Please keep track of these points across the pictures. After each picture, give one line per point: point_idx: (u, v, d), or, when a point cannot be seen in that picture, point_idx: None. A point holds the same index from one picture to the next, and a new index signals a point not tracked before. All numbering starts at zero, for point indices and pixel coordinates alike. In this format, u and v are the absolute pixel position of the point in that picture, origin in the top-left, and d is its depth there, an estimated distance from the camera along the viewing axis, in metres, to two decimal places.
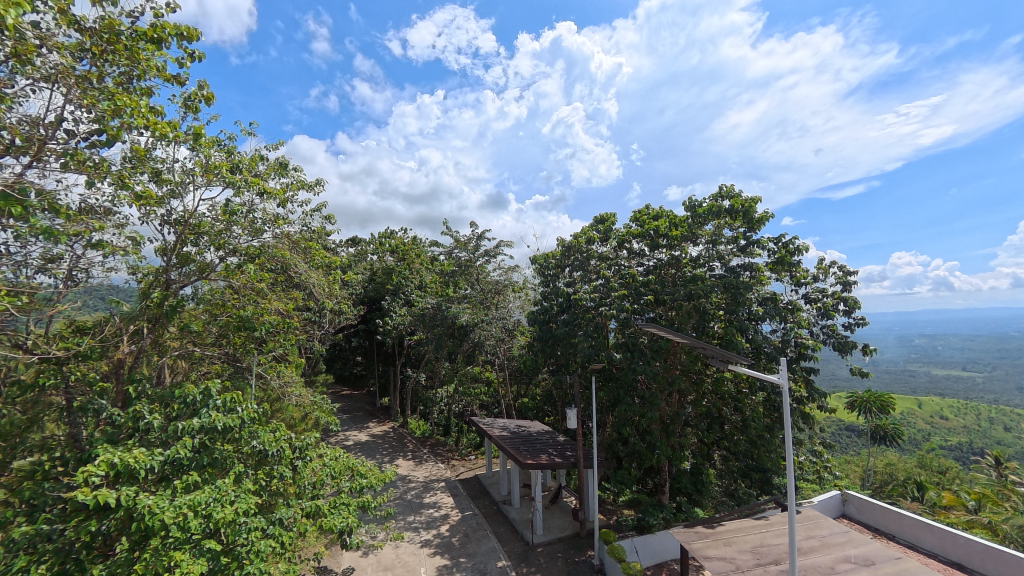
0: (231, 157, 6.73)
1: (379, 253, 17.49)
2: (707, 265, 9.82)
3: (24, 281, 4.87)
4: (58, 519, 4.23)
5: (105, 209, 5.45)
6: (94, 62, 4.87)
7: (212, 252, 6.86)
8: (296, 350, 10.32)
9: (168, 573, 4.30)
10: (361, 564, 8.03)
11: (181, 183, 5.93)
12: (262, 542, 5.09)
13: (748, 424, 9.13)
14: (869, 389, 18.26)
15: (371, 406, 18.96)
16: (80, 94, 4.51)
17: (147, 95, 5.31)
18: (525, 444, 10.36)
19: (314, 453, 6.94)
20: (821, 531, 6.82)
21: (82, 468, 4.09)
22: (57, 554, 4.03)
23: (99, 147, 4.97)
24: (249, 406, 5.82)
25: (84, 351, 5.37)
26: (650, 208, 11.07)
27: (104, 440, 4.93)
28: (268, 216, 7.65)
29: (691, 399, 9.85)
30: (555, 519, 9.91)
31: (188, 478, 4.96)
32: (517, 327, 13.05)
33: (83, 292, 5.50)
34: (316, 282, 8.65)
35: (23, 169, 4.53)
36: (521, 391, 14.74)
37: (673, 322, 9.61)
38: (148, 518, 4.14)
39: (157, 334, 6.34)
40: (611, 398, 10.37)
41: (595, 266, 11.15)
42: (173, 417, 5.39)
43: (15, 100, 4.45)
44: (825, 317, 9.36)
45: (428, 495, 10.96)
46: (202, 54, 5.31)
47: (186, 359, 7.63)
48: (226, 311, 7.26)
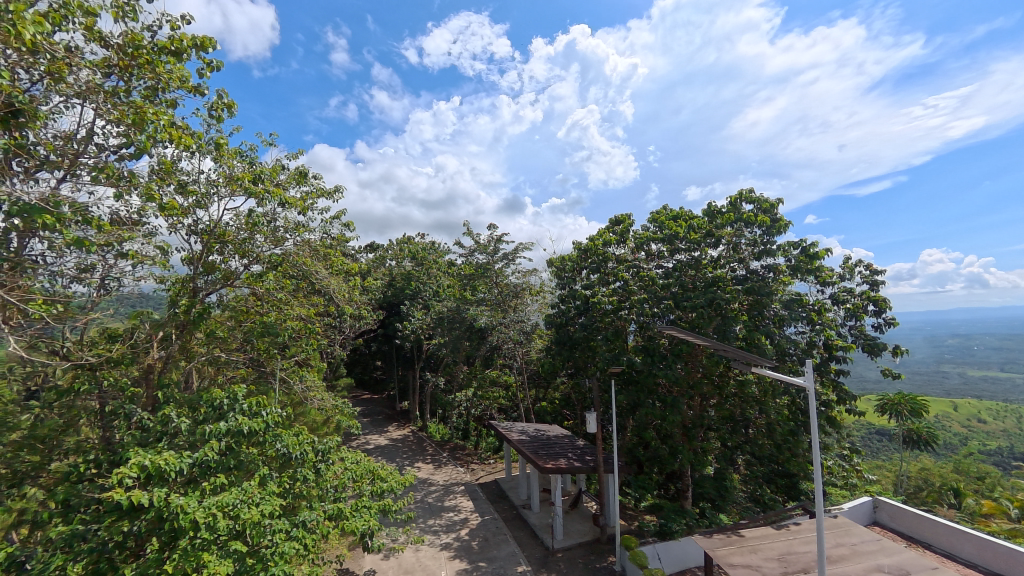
0: (253, 167, 6.99)
1: (397, 259, 17.68)
2: (728, 266, 9.62)
3: (60, 290, 5.11)
4: (92, 520, 4.55)
5: (134, 220, 5.75)
6: (121, 77, 5.14)
7: (236, 260, 7.22)
8: (317, 355, 10.51)
9: (195, 573, 4.45)
10: (383, 567, 8.16)
11: (206, 193, 6.29)
12: (286, 544, 5.17)
13: (773, 428, 8.87)
14: (900, 392, 17.39)
15: (391, 411, 19.16)
16: (110, 110, 4.80)
17: (172, 107, 5.61)
18: (544, 448, 10.33)
19: (335, 457, 7.02)
20: (851, 539, 6.58)
21: (115, 471, 4.29)
22: (91, 553, 4.34)
23: (127, 160, 5.19)
24: (274, 410, 6.02)
25: (117, 357, 5.79)
26: (668, 209, 10.98)
27: (135, 444, 5.24)
28: (290, 224, 7.87)
29: (713, 403, 9.65)
30: (574, 524, 9.84)
31: (214, 479, 5.15)
32: (535, 330, 13.02)
33: (115, 300, 5.77)
34: (336, 288, 8.84)
35: (57, 183, 4.81)
36: (539, 394, 14.70)
37: (694, 324, 9.47)
38: (179, 518, 4.34)
39: (184, 340, 6.79)
40: (632, 402, 10.29)
41: (613, 268, 11.09)
42: (201, 421, 5.65)
43: (49, 116, 4.72)
44: (853, 318, 9.07)
45: (448, 499, 11.01)
46: (219, 63, 5.51)
47: (213, 365, 7.95)
48: (250, 317, 7.66)
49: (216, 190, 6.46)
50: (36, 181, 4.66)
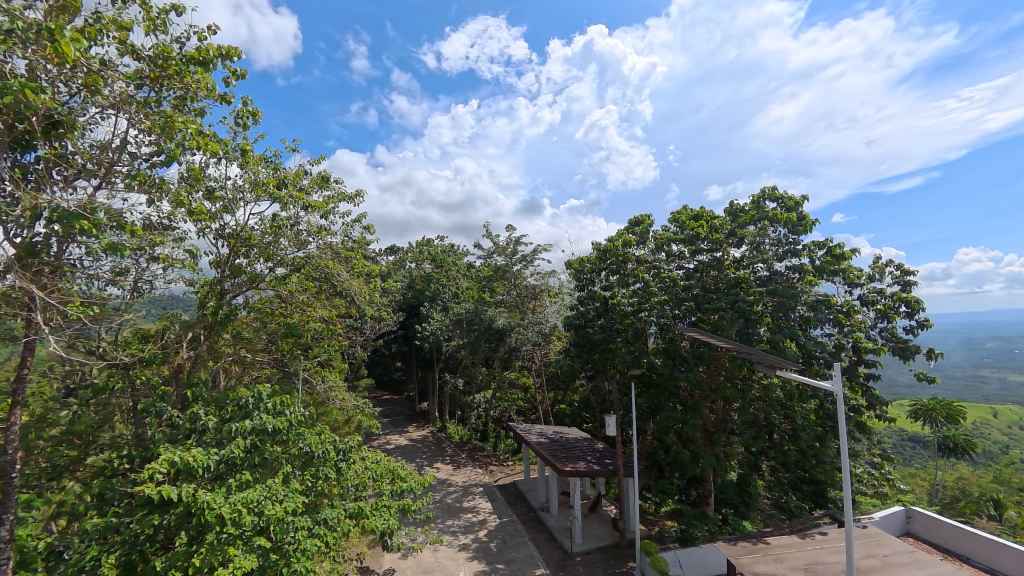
0: (277, 173, 7.19)
1: (417, 261, 17.91)
2: (751, 266, 9.40)
3: (97, 294, 5.28)
4: (125, 513, 4.76)
5: (165, 225, 5.98)
6: (152, 87, 5.35)
7: (261, 263, 7.41)
8: (338, 356, 10.71)
9: (221, 567, 4.57)
10: (402, 566, 8.24)
11: (232, 199, 6.52)
12: (308, 540, 5.27)
13: (799, 434, 8.61)
14: (935, 397, 16.66)
15: (411, 412, 19.36)
16: (142, 120, 5.03)
17: (200, 116, 5.84)
18: (562, 450, 10.27)
19: (356, 456, 7.13)
20: (883, 550, 6.31)
21: (146, 467, 4.46)
22: (124, 545, 4.55)
23: (159, 167, 5.40)
24: (297, 409, 6.17)
25: (148, 356, 6.08)
26: (689, 209, 10.81)
27: (165, 441, 5.46)
28: (312, 228, 8.06)
29: (736, 407, 9.43)
30: (593, 528, 9.74)
31: (240, 476, 5.31)
32: (554, 332, 12.99)
33: (148, 302, 6.01)
34: (357, 290, 9.01)
35: (93, 190, 5.03)
36: (558, 396, 14.64)
37: (716, 326, 9.29)
38: (206, 513, 4.49)
39: (212, 341, 7.04)
40: (653, 404, 10.14)
41: (633, 269, 10.97)
42: (227, 419, 5.83)
43: (87, 127, 4.95)
44: (883, 320, 8.74)
45: (467, 500, 11.05)
46: (244, 72, 5.70)
47: (239, 364, 8.21)
48: (275, 318, 7.87)
49: (242, 196, 6.69)
50: (75, 189, 4.89)
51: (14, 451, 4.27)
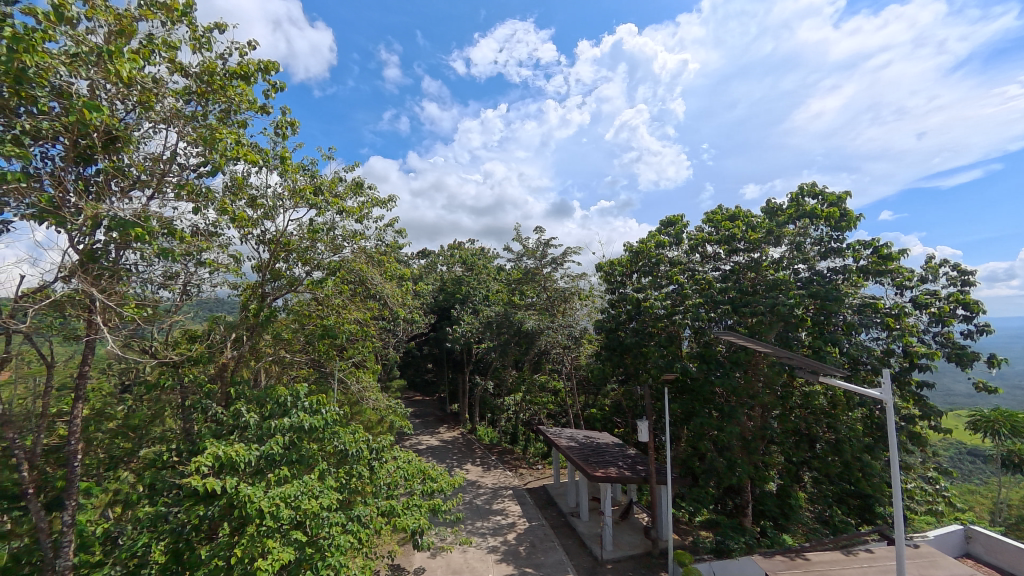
0: (314, 180, 7.49)
1: (448, 264, 18.20)
2: (791, 268, 9.01)
3: (150, 296, 5.69)
4: (174, 503, 5.07)
5: (211, 232, 6.34)
6: (199, 102, 5.69)
7: (299, 268, 7.73)
8: (371, 357, 11.01)
9: (260, 558, 4.78)
10: (432, 565, 8.34)
11: (273, 206, 6.85)
12: (342, 536, 5.43)
13: (843, 444, 8.15)
14: (999, 409, 15.40)
15: (441, 413, 19.62)
16: (190, 133, 5.36)
17: (243, 127, 6.16)
18: (593, 455, 10.13)
19: (388, 455, 7.29)
20: (939, 571, 5.87)
21: (193, 459, 4.74)
22: (172, 533, 4.87)
23: (205, 177, 5.74)
24: (332, 408, 6.40)
25: (196, 356, 6.50)
26: (725, 209, 10.49)
27: (210, 435, 5.81)
28: (347, 233, 8.34)
29: (776, 414, 9.04)
30: (624, 535, 9.55)
31: (278, 471, 5.55)
32: (584, 335, 12.88)
33: (196, 304, 6.40)
34: (390, 293, 9.25)
35: (147, 200, 5.39)
36: (589, 400, 14.47)
37: (753, 330, 8.96)
38: (247, 506, 4.71)
39: (254, 341, 7.40)
40: (687, 410, 9.88)
41: (666, 271, 10.74)
42: (268, 416, 6.12)
43: (141, 141, 5.31)
44: (938, 324, 8.15)
45: (496, 502, 11.08)
46: (283, 84, 5.97)
47: (279, 364, 8.59)
48: (312, 320, 8.18)
49: (282, 203, 7.00)
50: (131, 199, 5.26)
51: (78, 442, 4.57)
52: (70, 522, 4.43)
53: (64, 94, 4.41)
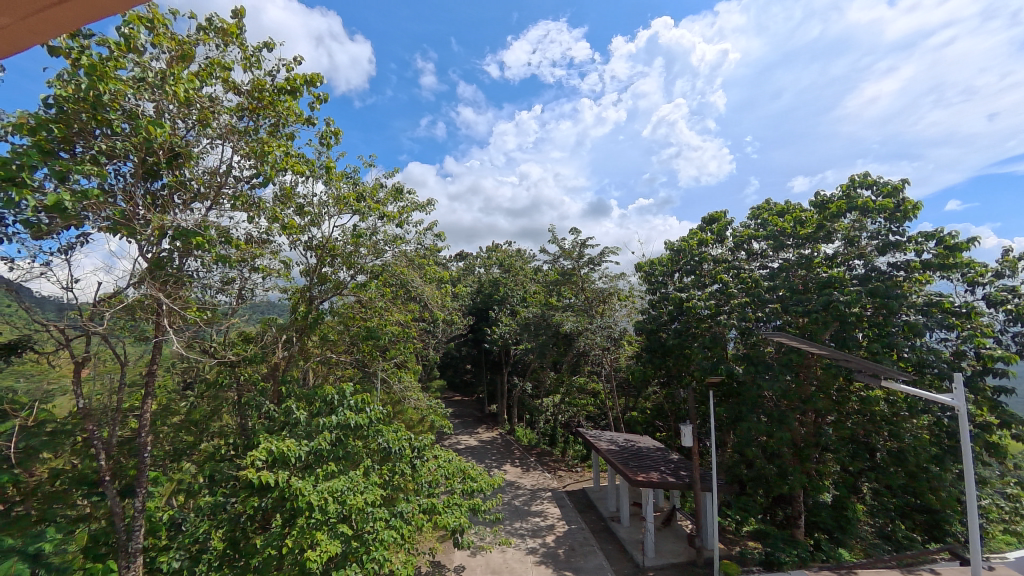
0: (357, 187, 7.81)
1: (485, 267, 18.43)
2: (846, 264, 8.45)
3: (209, 300, 6.13)
4: (231, 494, 5.41)
5: (263, 239, 6.74)
6: (251, 117, 6.07)
7: (344, 271, 8.07)
8: (413, 358, 11.29)
9: (310, 549, 5.00)
10: (471, 564, 8.44)
11: (319, 213, 7.20)
12: (386, 531, 5.58)
13: (908, 454, 7.53)
14: None
15: (480, 414, 19.82)
16: (243, 146, 5.74)
17: (291, 139, 6.52)
18: (634, 459, 9.90)
19: (429, 454, 7.42)
20: None
21: (249, 453, 5.07)
22: (229, 521, 5.22)
23: (257, 188, 6.12)
24: (377, 407, 6.63)
25: (251, 357, 6.95)
26: (773, 203, 10.01)
27: (264, 431, 6.20)
28: (389, 237, 8.62)
29: (831, 420, 8.49)
30: (667, 543, 9.27)
31: (326, 466, 5.82)
32: (624, 336, 12.66)
33: (250, 308, 6.84)
34: (430, 295, 9.45)
35: (206, 211, 5.82)
36: (630, 403, 14.17)
37: (805, 331, 8.48)
38: (298, 499, 4.96)
39: (303, 342, 7.81)
40: (734, 415, 9.46)
41: (709, 270, 10.37)
42: (316, 414, 6.43)
43: (200, 156, 5.73)
44: (1017, 324, 7.36)
45: (535, 504, 11.07)
46: (326, 96, 6.27)
47: (326, 364, 9.01)
48: (357, 322, 8.51)
49: (327, 210, 7.34)
50: (192, 210, 5.68)
51: (148, 434, 4.99)
52: (140, 508, 4.81)
53: (133, 116, 4.82)
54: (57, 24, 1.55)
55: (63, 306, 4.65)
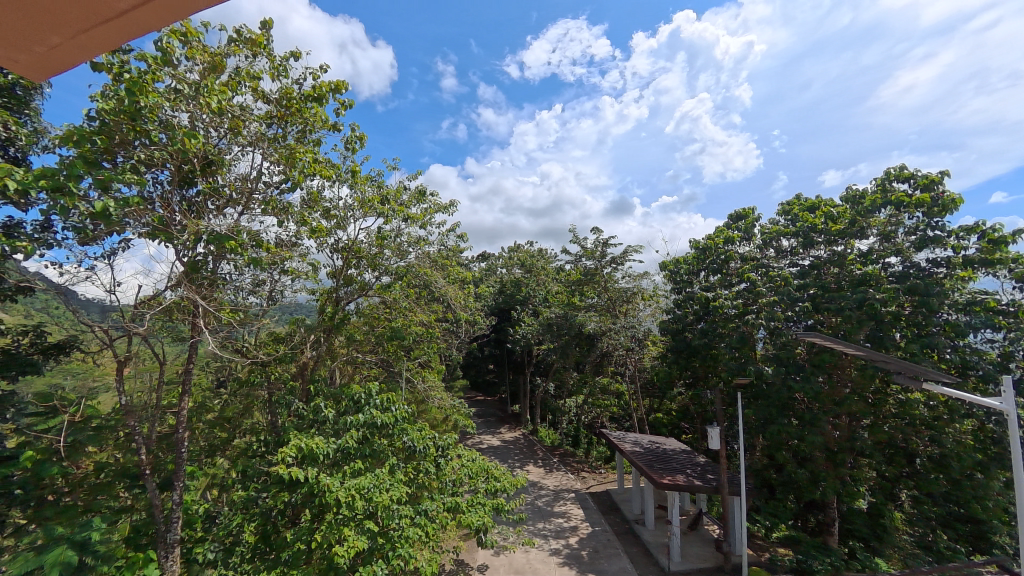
0: (381, 190, 7.96)
1: (507, 267, 18.50)
2: (882, 261, 8.09)
3: (242, 301, 6.38)
4: (262, 489, 5.59)
5: (292, 242, 6.96)
6: (280, 124, 6.27)
7: (369, 273, 8.24)
8: (436, 358, 11.42)
9: (337, 544, 5.12)
10: (495, 563, 8.49)
11: (345, 216, 7.38)
12: (411, 528, 5.67)
13: (950, 460, 7.16)
14: None
15: (503, 413, 19.89)
16: (273, 153, 5.94)
17: (317, 145, 6.71)
18: (659, 462, 9.74)
19: (453, 453, 7.49)
20: None
21: (280, 450, 5.24)
22: (261, 515, 5.39)
23: (285, 193, 6.32)
24: (402, 406, 6.76)
25: (280, 357, 7.19)
26: (804, 198, 9.68)
27: (293, 428, 6.42)
28: (412, 239, 8.75)
29: (867, 424, 8.14)
30: (693, 547, 9.09)
31: (354, 463, 5.96)
32: (649, 336, 12.47)
33: (279, 309, 7.06)
34: (453, 296, 9.54)
35: (238, 216, 6.05)
36: (655, 404, 13.95)
37: (838, 330, 8.16)
38: (326, 495, 5.09)
39: (330, 342, 8.02)
40: (763, 417, 9.18)
41: (736, 268, 10.10)
42: (343, 412, 6.59)
43: (232, 163, 5.96)
44: None
45: (559, 505, 11.03)
46: (351, 102, 6.43)
47: (352, 364, 9.22)
48: (381, 323, 8.68)
49: (352, 213, 7.51)
50: (225, 215, 5.92)
51: (184, 429, 5.23)
52: (178, 501, 5.03)
53: (170, 126, 5.05)
54: (102, 42, 1.53)
55: (106, 308, 4.79)
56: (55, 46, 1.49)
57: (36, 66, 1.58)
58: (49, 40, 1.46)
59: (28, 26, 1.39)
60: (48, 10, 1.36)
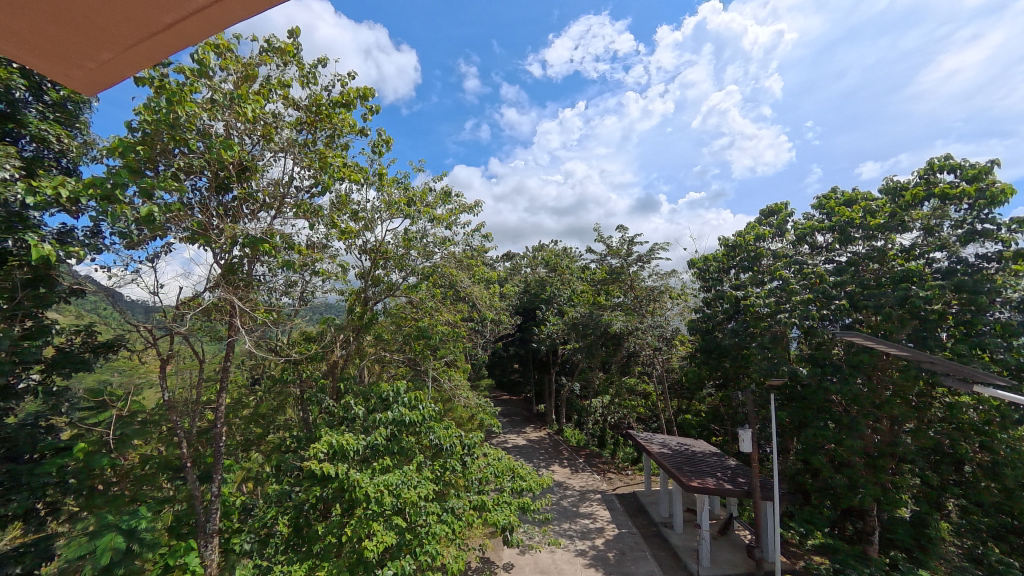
0: (408, 192, 8.11)
1: (532, 266, 18.50)
2: (926, 256, 7.66)
3: (275, 302, 6.64)
4: (295, 483, 5.76)
5: (323, 244, 7.18)
6: (310, 130, 6.47)
7: (396, 273, 8.40)
8: (463, 357, 11.52)
9: (367, 539, 5.23)
10: (521, 563, 8.50)
11: (372, 218, 7.55)
12: (438, 525, 5.74)
13: (1003, 468, 6.71)
14: None
15: (529, 413, 19.91)
16: (303, 158, 6.14)
17: (346, 149, 6.89)
18: (688, 464, 9.53)
19: (479, 451, 7.54)
20: None
21: (312, 446, 5.42)
22: (293, 508, 5.56)
23: (315, 196, 6.52)
24: (429, 405, 6.89)
25: (312, 356, 7.42)
26: (840, 192, 9.29)
27: (326, 424, 6.71)
28: (438, 239, 8.87)
29: (910, 429, 7.73)
30: (723, 552, 8.86)
31: (383, 460, 6.09)
32: (677, 335, 12.21)
33: (311, 309, 7.29)
34: (478, 295, 9.61)
35: (271, 219, 6.28)
36: (684, 405, 13.67)
37: (878, 330, 7.78)
38: (356, 490, 5.20)
39: (359, 341, 8.23)
40: (797, 420, 8.85)
41: (768, 265, 9.76)
42: (372, 410, 6.74)
43: (265, 168, 6.19)
44: None
45: (584, 505, 10.95)
46: (377, 107, 6.58)
47: (379, 363, 9.44)
48: (408, 322, 8.84)
49: (380, 215, 7.68)
50: (259, 219, 6.16)
51: (222, 425, 5.47)
52: (216, 493, 5.26)
53: (207, 134, 5.30)
54: (147, 58, 1.61)
55: (150, 308, 5.12)
56: (105, 62, 1.57)
57: (88, 80, 1.68)
58: (100, 57, 1.54)
59: (81, 44, 1.47)
60: (98, 29, 1.43)
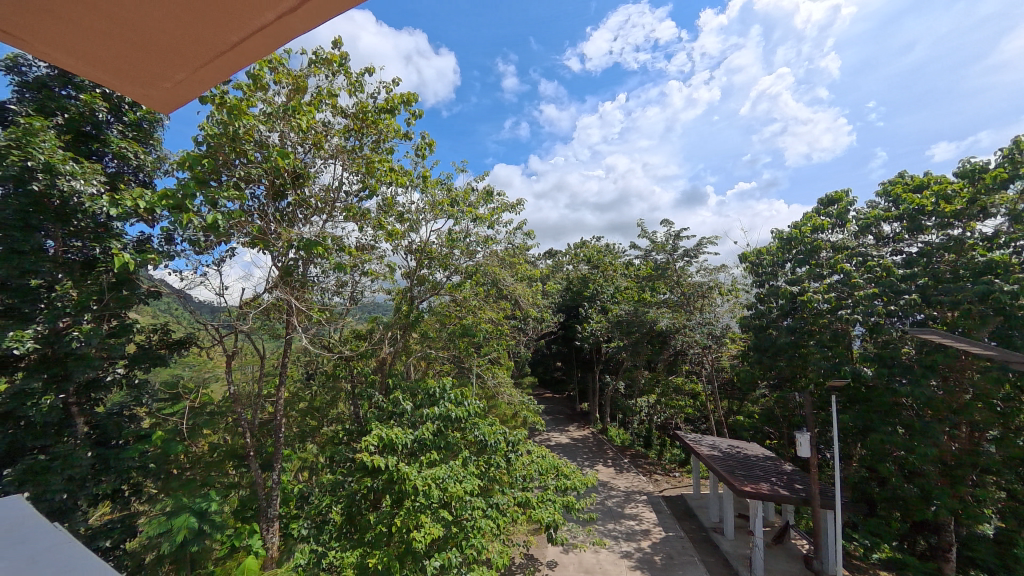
0: (451, 193, 8.30)
1: (575, 263, 18.32)
2: (1012, 245, 6.94)
3: (328, 302, 7.00)
4: (348, 474, 6.02)
5: (370, 246, 7.48)
6: (357, 136, 6.75)
7: (440, 273, 8.61)
8: (506, 354, 11.61)
9: (416, 530, 5.37)
10: (564, 561, 8.49)
11: (417, 219, 7.78)
12: (482, 519, 5.86)
13: None
14: None
15: (573, 411, 19.78)
16: (351, 163, 6.43)
17: (390, 153, 7.14)
18: (740, 467, 9.14)
19: (523, 448, 7.60)
20: None
21: (364, 438, 5.67)
22: (346, 497, 5.78)
23: (363, 199, 6.80)
24: (474, 401, 7.04)
25: (362, 353, 7.76)
26: (910, 177, 8.56)
27: (375, 418, 6.97)
28: (481, 238, 9.00)
29: (993, 436, 7.03)
30: (779, 561, 8.45)
31: (430, 454, 6.27)
32: (727, 333, 11.71)
33: (360, 308, 7.62)
34: (521, 293, 9.66)
35: (323, 223, 6.62)
36: (735, 406, 13.11)
37: (955, 327, 7.12)
38: (406, 482, 5.36)
39: (406, 339, 8.51)
40: (862, 424, 8.25)
41: (828, 258, 9.14)
42: (419, 405, 6.96)
43: (317, 175, 6.53)
44: None
45: (630, 506, 10.77)
46: (421, 110, 6.76)
47: (425, 360, 9.71)
48: (453, 321, 9.04)
49: (424, 216, 7.90)
50: (312, 223, 6.51)
51: (280, 417, 5.85)
52: (276, 481, 5.61)
53: (264, 145, 5.67)
54: (214, 75, 1.73)
55: (216, 308, 5.52)
56: (178, 81, 1.71)
57: (164, 99, 1.82)
58: (173, 76, 1.67)
59: (159, 66, 1.61)
60: (175, 50, 1.55)
